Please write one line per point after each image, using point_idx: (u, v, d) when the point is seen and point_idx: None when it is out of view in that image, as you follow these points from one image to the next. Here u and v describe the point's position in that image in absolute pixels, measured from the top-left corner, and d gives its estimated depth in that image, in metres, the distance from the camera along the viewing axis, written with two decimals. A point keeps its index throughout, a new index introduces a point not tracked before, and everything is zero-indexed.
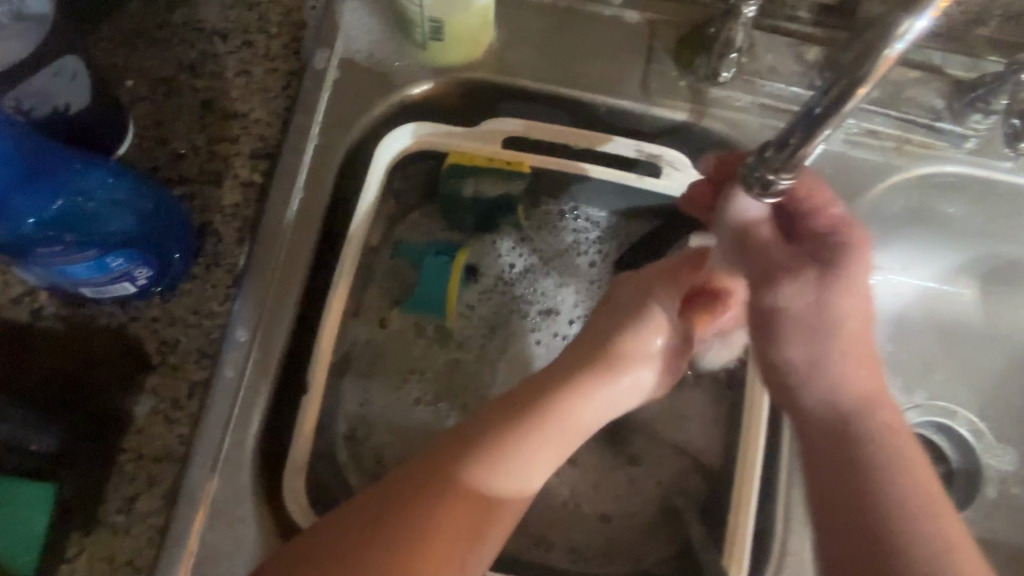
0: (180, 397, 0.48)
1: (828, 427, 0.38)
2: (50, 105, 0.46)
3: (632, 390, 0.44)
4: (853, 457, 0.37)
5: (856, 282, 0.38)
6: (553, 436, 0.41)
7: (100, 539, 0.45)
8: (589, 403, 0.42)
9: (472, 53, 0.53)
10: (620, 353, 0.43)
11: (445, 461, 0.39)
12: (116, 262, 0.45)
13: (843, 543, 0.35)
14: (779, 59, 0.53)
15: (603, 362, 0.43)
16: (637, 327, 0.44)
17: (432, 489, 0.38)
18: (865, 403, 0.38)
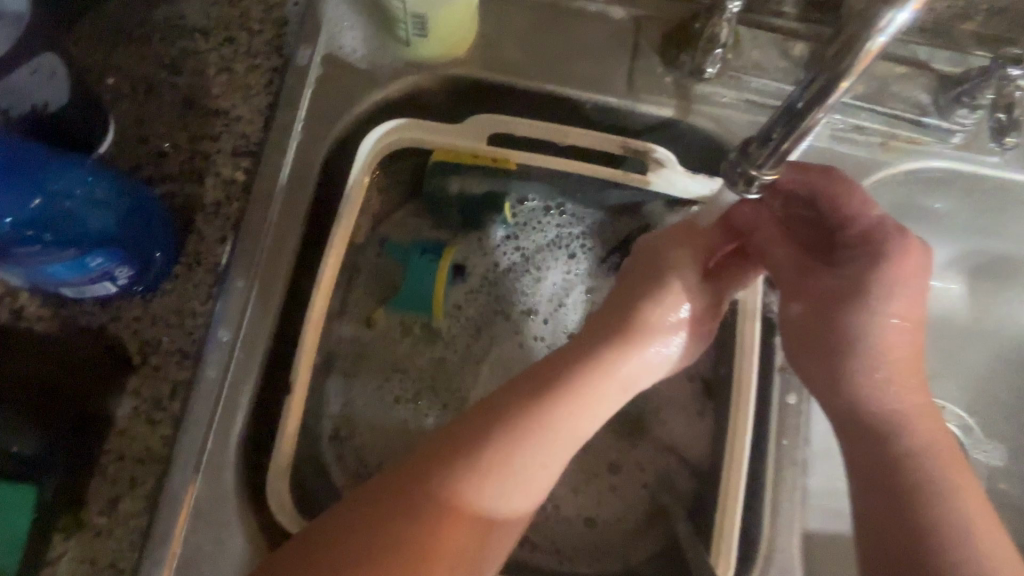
0: (161, 397, 0.47)
1: (868, 435, 0.41)
2: (28, 103, 0.45)
3: (657, 360, 0.45)
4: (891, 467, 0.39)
5: (889, 298, 0.41)
6: (575, 409, 0.41)
7: (83, 541, 0.45)
8: (611, 373, 0.43)
9: (456, 50, 0.53)
10: (642, 323, 0.44)
11: (446, 460, 0.39)
12: (96, 261, 0.45)
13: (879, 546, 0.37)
14: (764, 54, 0.53)
15: (626, 333, 0.44)
16: (659, 296, 0.45)
17: (433, 490, 0.38)
18: (905, 419, 0.40)
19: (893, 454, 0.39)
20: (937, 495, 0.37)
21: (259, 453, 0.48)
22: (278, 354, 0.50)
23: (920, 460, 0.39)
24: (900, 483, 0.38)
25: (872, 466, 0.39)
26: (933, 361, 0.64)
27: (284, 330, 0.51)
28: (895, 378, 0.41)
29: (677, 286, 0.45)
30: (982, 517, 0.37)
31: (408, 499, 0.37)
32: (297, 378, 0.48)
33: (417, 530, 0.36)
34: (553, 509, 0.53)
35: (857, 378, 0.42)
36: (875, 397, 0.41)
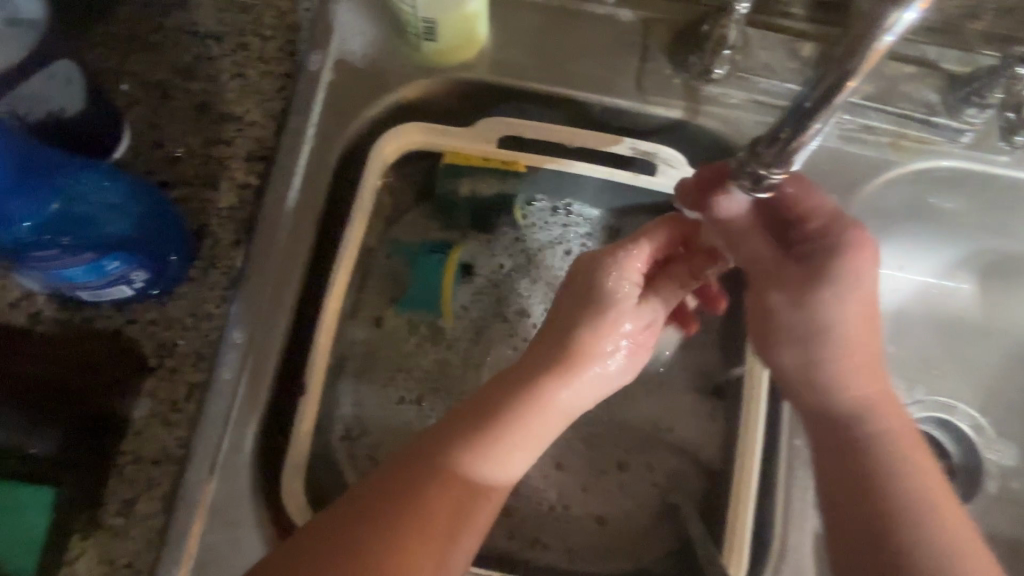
0: (178, 398, 0.48)
1: (829, 423, 0.44)
2: (44, 108, 0.46)
3: (596, 384, 0.43)
4: (857, 455, 0.42)
5: (846, 291, 0.43)
6: (513, 437, 0.41)
7: (101, 541, 0.46)
8: (553, 399, 0.42)
9: (465, 54, 0.53)
10: (580, 350, 0.42)
11: (421, 464, 0.39)
12: (112, 265, 0.45)
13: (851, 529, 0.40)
14: (772, 55, 0.53)
15: (564, 359, 0.42)
16: (597, 324, 0.43)
17: (408, 495, 0.38)
18: (861, 410, 0.43)
19: (863, 447, 0.42)
20: (905, 490, 0.40)
21: (273, 454, 0.49)
22: (292, 356, 0.51)
23: (878, 447, 0.42)
24: (869, 470, 0.41)
25: (843, 461, 0.42)
26: (943, 360, 0.63)
27: (297, 332, 0.51)
28: (856, 371, 0.44)
29: (625, 306, 0.43)
30: (940, 497, 0.40)
31: (381, 505, 0.37)
32: (313, 378, 0.49)
33: (398, 534, 0.37)
34: (564, 508, 0.54)
35: (823, 372, 0.44)
36: (837, 389, 0.44)
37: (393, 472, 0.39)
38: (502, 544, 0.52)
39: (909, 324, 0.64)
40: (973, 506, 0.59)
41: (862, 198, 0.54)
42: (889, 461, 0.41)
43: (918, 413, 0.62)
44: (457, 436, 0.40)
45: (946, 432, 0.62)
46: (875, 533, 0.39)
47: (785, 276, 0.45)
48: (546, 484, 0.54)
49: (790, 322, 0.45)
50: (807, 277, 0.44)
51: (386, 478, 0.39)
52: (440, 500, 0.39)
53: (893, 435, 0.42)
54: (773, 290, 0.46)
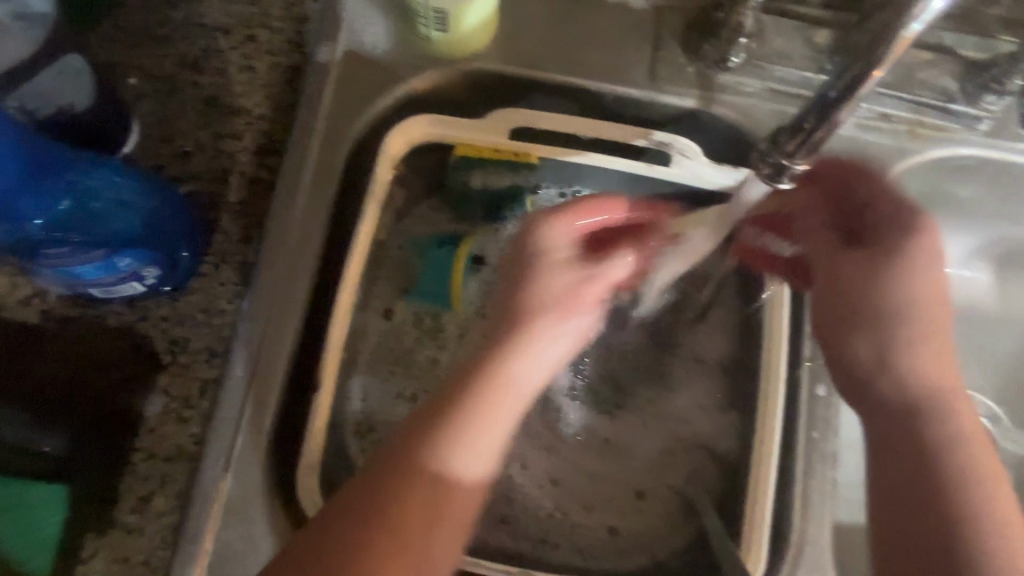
0: (191, 396, 0.48)
1: (895, 397, 0.42)
2: (53, 104, 0.46)
3: (563, 349, 0.41)
4: (924, 441, 0.40)
5: (913, 266, 0.42)
6: (506, 408, 0.39)
7: (114, 539, 0.45)
8: (531, 364, 0.40)
9: (475, 45, 0.52)
10: (528, 321, 0.40)
11: (415, 465, 0.37)
12: (123, 262, 0.45)
13: (903, 517, 0.39)
14: (787, 43, 0.53)
15: (511, 332, 0.40)
16: (528, 291, 0.40)
17: (382, 526, 0.36)
18: (944, 397, 0.41)
19: (930, 458, 0.40)
20: (972, 499, 0.38)
21: (286, 451, 0.48)
22: (304, 351, 0.50)
23: (958, 448, 0.40)
24: (936, 468, 0.39)
25: (895, 445, 0.41)
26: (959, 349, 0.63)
27: (310, 329, 0.50)
28: (929, 359, 0.42)
29: (560, 260, 0.41)
30: (1009, 511, 0.38)
31: (348, 520, 0.36)
32: (327, 373, 0.48)
33: (394, 539, 0.36)
34: (566, 515, 0.53)
35: (908, 356, 0.42)
36: (930, 371, 0.42)
37: (370, 481, 0.37)
38: (509, 545, 0.52)
39: None
40: None
41: None
42: (966, 471, 0.39)
43: None
44: (427, 430, 0.38)
45: None
46: (927, 527, 0.38)
47: (848, 261, 0.44)
48: (547, 485, 0.54)
49: (859, 300, 0.43)
50: (893, 253, 0.42)
51: (375, 494, 0.37)
52: (414, 515, 0.36)
53: (964, 436, 0.40)
54: (850, 276, 0.43)
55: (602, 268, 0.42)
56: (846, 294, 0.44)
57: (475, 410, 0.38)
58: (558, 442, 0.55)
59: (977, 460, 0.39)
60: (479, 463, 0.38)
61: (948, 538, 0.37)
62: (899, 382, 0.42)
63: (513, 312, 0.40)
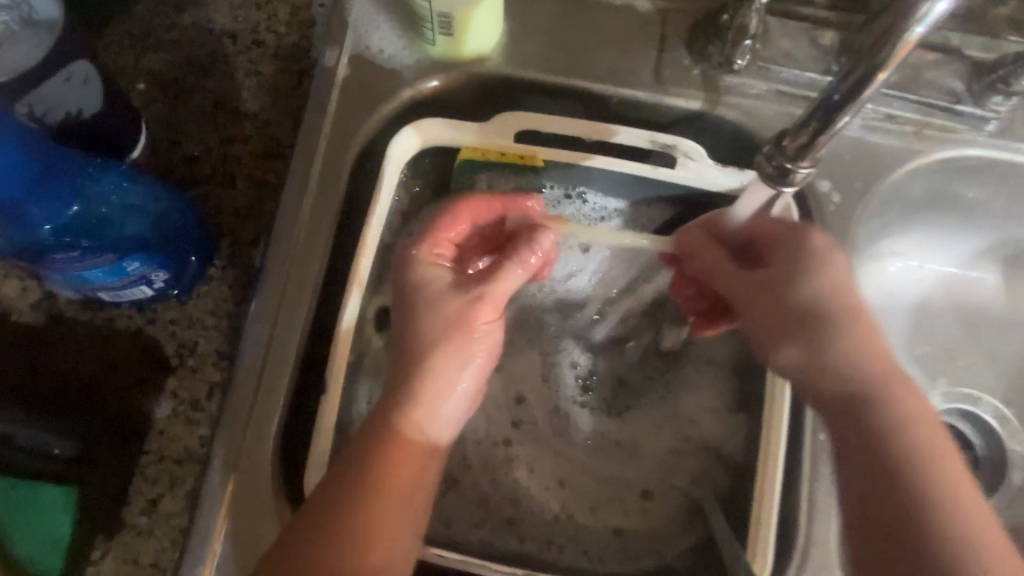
0: (200, 398, 0.49)
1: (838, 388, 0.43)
2: (62, 109, 0.46)
3: (483, 349, 0.44)
4: (874, 422, 0.41)
5: (816, 271, 0.45)
6: (451, 366, 0.43)
7: (124, 541, 0.47)
8: (468, 338, 0.43)
9: (480, 48, 0.52)
10: (427, 329, 0.43)
11: (377, 430, 0.41)
12: (132, 266, 0.46)
13: (864, 499, 0.39)
14: (793, 44, 0.52)
15: (420, 340, 0.42)
16: (422, 305, 0.43)
17: (355, 484, 0.39)
18: (881, 379, 0.42)
19: (882, 437, 0.40)
20: (923, 468, 0.39)
21: (293, 453, 0.48)
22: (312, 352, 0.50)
23: (905, 425, 0.40)
24: (885, 448, 0.40)
25: (849, 432, 0.41)
26: (967, 350, 0.63)
27: (318, 331, 0.51)
28: (852, 349, 0.43)
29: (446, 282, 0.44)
30: (958, 475, 0.39)
31: (320, 519, 0.38)
32: (334, 375, 0.48)
33: (365, 497, 0.39)
34: (571, 517, 0.53)
35: (837, 350, 0.43)
36: (864, 358, 0.43)
37: (320, 490, 0.39)
38: (514, 546, 0.52)
39: (932, 314, 0.63)
40: (997, 497, 0.58)
41: (888, 185, 0.54)
42: (912, 443, 0.40)
43: (941, 404, 0.62)
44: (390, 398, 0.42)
45: (969, 423, 0.62)
46: (886, 504, 0.38)
47: (755, 286, 0.47)
48: (554, 487, 0.54)
49: (764, 315, 0.47)
50: (785, 272, 0.46)
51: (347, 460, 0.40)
52: (359, 508, 0.38)
53: (909, 411, 0.41)
54: (766, 303, 0.46)
55: (490, 284, 0.44)
56: (774, 321, 0.46)
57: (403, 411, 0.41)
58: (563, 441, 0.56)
59: (923, 434, 0.40)
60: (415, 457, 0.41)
61: (903, 515, 0.38)
62: (836, 373, 0.43)
63: (414, 330, 0.43)
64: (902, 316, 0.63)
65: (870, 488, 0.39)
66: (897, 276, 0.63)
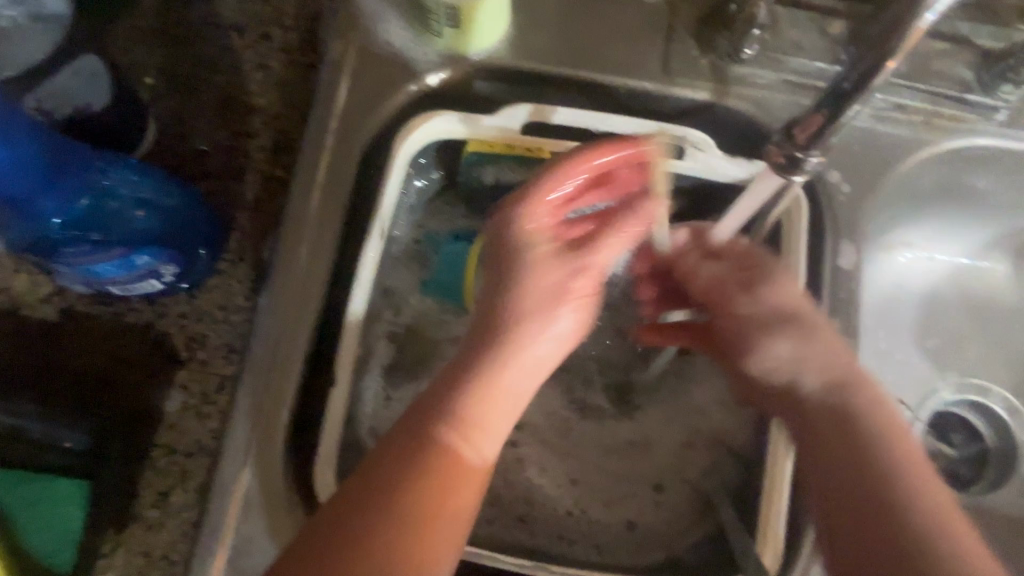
0: (209, 391, 0.49)
1: (817, 394, 0.42)
2: (71, 104, 0.47)
3: (572, 322, 0.42)
4: (851, 425, 0.40)
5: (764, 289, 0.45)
6: (511, 371, 0.40)
7: (137, 533, 0.47)
8: (539, 336, 0.41)
9: (487, 41, 0.52)
10: (524, 294, 0.40)
11: (417, 435, 0.38)
12: (142, 259, 0.46)
13: (839, 499, 0.38)
14: (802, 34, 0.53)
15: (512, 304, 0.40)
16: (527, 265, 0.41)
17: (381, 492, 0.36)
18: (846, 381, 0.42)
19: (857, 436, 0.39)
20: (897, 466, 0.38)
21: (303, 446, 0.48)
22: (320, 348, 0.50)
23: (873, 422, 0.40)
24: (863, 447, 0.39)
25: (827, 436, 0.41)
26: (977, 341, 0.63)
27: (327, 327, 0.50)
28: (823, 354, 0.43)
29: (544, 247, 0.41)
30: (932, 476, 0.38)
31: (353, 509, 0.35)
32: (343, 367, 0.48)
33: (403, 507, 0.36)
34: (582, 512, 0.53)
35: (805, 358, 0.43)
36: (831, 359, 0.43)
37: (370, 467, 0.37)
38: (526, 540, 0.52)
39: (941, 305, 0.63)
40: (1009, 489, 0.58)
41: (897, 176, 0.53)
42: (886, 441, 0.39)
43: (951, 396, 0.62)
44: (437, 397, 0.39)
45: (980, 415, 0.61)
46: (867, 503, 0.37)
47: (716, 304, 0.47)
48: (566, 485, 0.54)
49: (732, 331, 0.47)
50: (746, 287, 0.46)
51: (375, 464, 0.37)
52: (427, 488, 0.37)
53: (877, 410, 0.40)
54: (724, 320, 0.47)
55: (591, 253, 0.42)
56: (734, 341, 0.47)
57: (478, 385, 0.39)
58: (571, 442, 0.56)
59: (899, 435, 0.39)
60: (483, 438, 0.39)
61: (881, 512, 0.36)
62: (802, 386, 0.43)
63: (508, 296, 0.40)
64: (911, 308, 0.63)
65: (851, 489, 0.38)
66: (906, 268, 0.62)
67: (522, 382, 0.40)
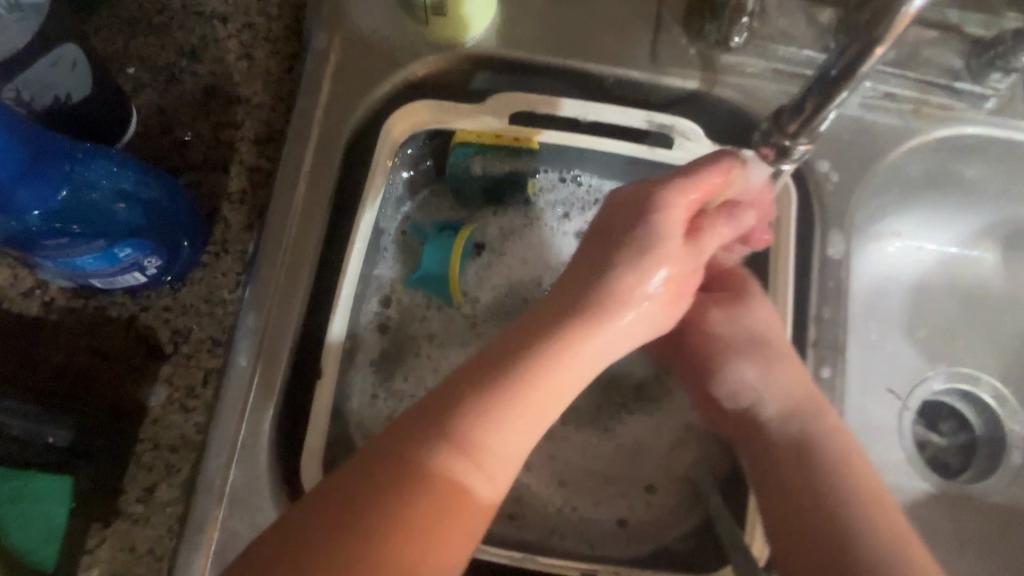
0: (194, 385, 0.48)
1: (781, 416, 0.48)
2: (51, 93, 0.46)
3: (648, 320, 0.43)
4: (809, 452, 0.46)
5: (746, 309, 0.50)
6: (533, 395, 0.39)
7: (121, 530, 0.46)
8: (574, 360, 0.40)
9: (473, 30, 0.51)
10: (626, 282, 0.42)
11: (423, 440, 0.36)
12: (124, 252, 0.45)
13: (801, 523, 0.44)
14: (791, 22, 0.52)
15: (615, 291, 0.41)
16: (647, 249, 0.42)
17: (378, 497, 0.35)
18: (806, 406, 0.47)
19: (815, 464, 0.45)
20: (853, 493, 0.43)
21: (290, 440, 0.48)
22: (306, 340, 0.50)
23: (826, 448, 0.46)
24: (818, 477, 0.45)
25: (787, 463, 0.46)
26: (966, 331, 0.63)
27: (313, 320, 0.50)
28: (787, 383, 0.48)
29: (666, 237, 0.43)
30: (881, 496, 0.44)
31: (353, 503, 0.35)
32: (331, 360, 0.48)
33: (400, 514, 0.35)
34: (572, 509, 0.53)
35: (770, 384, 0.48)
36: (792, 385, 0.48)
37: (373, 457, 0.36)
38: (516, 534, 0.52)
39: (931, 295, 0.63)
40: (996, 478, 0.58)
41: (887, 166, 0.53)
42: (840, 469, 0.45)
43: (941, 384, 0.62)
44: (453, 403, 0.38)
45: (969, 404, 0.62)
46: (826, 529, 0.43)
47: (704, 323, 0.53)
48: (554, 485, 0.54)
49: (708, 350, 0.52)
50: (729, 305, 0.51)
51: (378, 460, 0.36)
52: (452, 473, 0.36)
53: (831, 436, 0.46)
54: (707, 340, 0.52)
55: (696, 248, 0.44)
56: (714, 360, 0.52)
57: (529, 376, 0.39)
58: (560, 441, 0.55)
59: (850, 460, 0.45)
60: (519, 435, 0.38)
61: (839, 538, 0.42)
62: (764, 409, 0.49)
63: (604, 279, 0.42)
64: (901, 298, 0.63)
65: (812, 515, 0.43)
66: (895, 258, 0.62)
67: (541, 412, 0.39)
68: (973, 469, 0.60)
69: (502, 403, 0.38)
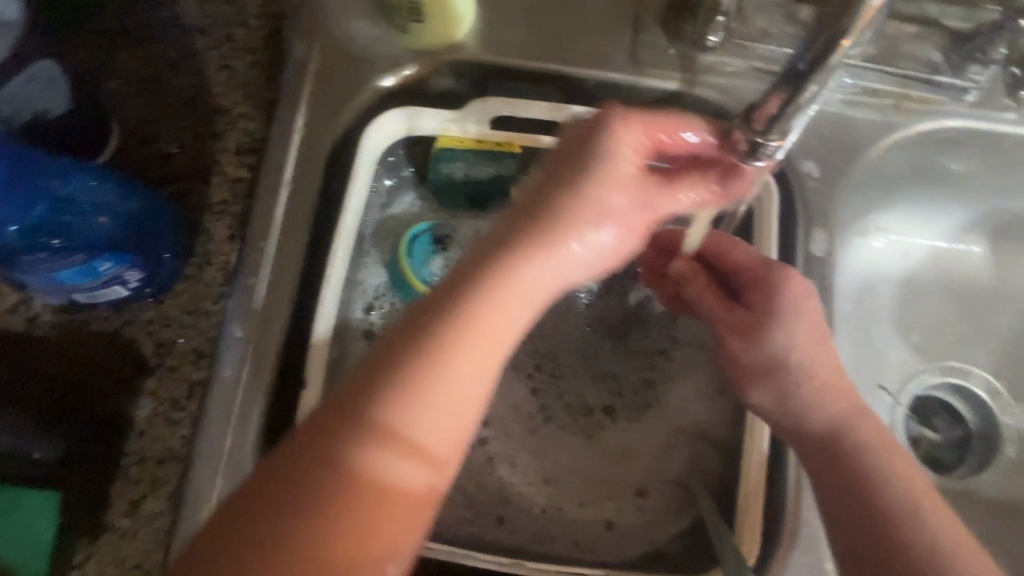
0: (179, 397, 0.49)
1: (817, 435, 0.44)
2: (29, 110, 0.48)
3: (606, 257, 0.38)
4: (852, 466, 0.43)
5: (789, 324, 0.45)
6: (465, 358, 0.34)
7: (107, 544, 0.46)
8: (514, 311, 0.35)
9: (450, 35, 0.51)
10: (566, 221, 0.36)
11: (344, 419, 0.33)
12: (104, 265, 0.47)
13: (860, 543, 0.41)
14: (770, 21, 0.52)
15: (546, 228, 0.36)
16: (593, 186, 0.36)
17: (307, 485, 0.33)
18: (833, 427, 0.44)
19: (858, 473, 0.43)
20: (904, 504, 0.41)
21: None
22: None
23: (865, 455, 0.43)
24: (865, 487, 0.42)
25: (832, 477, 0.43)
26: (955, 326, 0.63)
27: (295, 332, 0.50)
28: (812, 398, 0.45)
29: (616, 169, 0.37)
30: (928, 498, 0.42)
31: (287, 488, 0.33)
32: (315, 369, 0.48)
33: (330, 501, 0.32)
34: (560, 510, 0.53)
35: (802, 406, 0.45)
36: (819, 403, 0.45)
37: (294, 443, 0.34)
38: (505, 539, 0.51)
39: (920, 290, 0.63)
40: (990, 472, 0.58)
41: (868, 161, 0.53)
42: (883, 474, 0.43)
43: (932, 378, 0.61)
44: (377, 372, 0.34)
45: (961, 399, 0.61)
46: (882, 545, 0.40)
47: (729, 328, 0.47)
48: (540, 483, 0.54)
49: (743, 357, 0.46)
50: (765, 319, 0.46)
51: (304, 441, 0.33)
52: (379, 451, 0.33)
53: (866, 443, 0.44)
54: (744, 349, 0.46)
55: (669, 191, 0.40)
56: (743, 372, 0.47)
57: (446, 333, 0.34)
58: (548, 445, 0.55)
59: (891, 466, 0.43)
60: (448, 404, 0.34)
61: (899, 554, 0.40)
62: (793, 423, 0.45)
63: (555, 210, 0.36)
64: (889, 291, 0.62)
65: (870, 532, 0.41)
66: (882, 254, 0.62)
67: (478, 374, 0.35)
68: (966, 466, 0.59)
69: (417, 373, 0.34)
